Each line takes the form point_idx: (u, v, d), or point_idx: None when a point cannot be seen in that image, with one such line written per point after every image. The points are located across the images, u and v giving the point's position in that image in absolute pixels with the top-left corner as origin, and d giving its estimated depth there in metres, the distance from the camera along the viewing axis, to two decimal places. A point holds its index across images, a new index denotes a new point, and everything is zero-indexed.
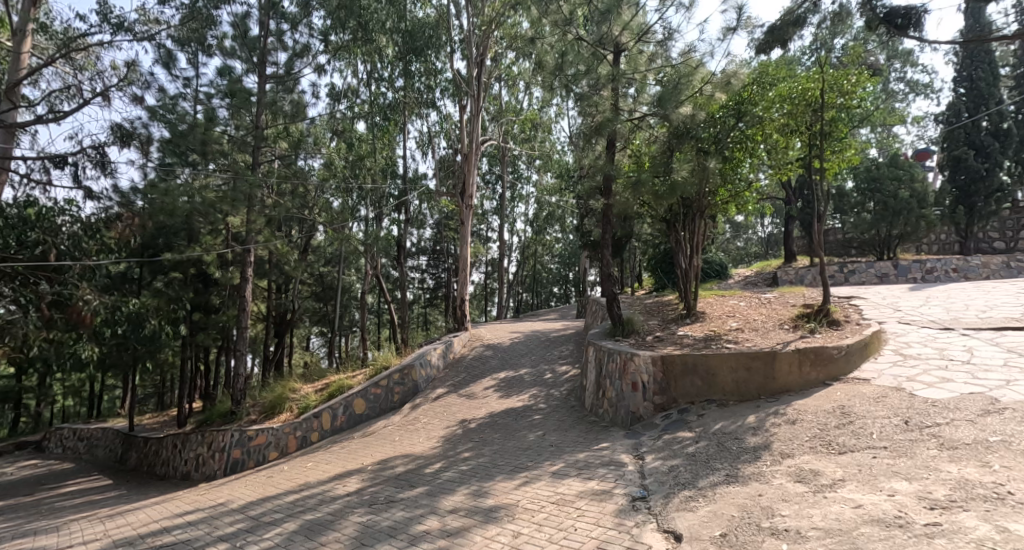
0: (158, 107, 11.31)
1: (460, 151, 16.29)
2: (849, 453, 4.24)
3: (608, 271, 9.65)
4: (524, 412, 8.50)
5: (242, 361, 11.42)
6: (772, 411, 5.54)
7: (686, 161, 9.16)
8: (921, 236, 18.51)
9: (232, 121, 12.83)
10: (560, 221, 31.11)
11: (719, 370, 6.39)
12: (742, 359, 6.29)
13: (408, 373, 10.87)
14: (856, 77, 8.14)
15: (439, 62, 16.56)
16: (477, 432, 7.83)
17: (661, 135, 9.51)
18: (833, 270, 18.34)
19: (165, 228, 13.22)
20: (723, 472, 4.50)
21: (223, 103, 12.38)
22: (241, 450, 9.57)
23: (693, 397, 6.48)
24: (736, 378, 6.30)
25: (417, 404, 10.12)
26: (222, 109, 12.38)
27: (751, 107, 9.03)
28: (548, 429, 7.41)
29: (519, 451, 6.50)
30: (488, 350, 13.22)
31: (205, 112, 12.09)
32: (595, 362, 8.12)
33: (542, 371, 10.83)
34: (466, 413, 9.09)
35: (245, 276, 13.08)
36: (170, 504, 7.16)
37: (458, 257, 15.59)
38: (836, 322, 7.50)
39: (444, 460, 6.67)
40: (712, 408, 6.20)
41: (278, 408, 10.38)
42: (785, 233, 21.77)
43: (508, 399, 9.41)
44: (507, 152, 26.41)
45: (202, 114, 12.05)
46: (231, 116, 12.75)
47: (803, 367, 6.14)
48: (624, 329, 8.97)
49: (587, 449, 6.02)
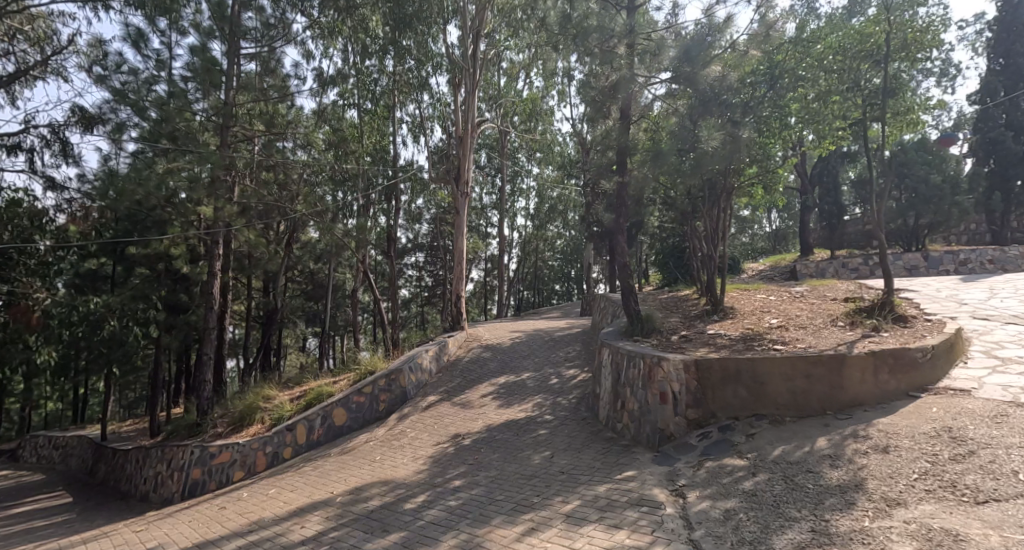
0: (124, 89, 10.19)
1: (456, 134, 15.07)
2: (994, 504, 3.02)
3: (622, 260, 8.36)
4: (528, 426, 7.25)
5: (211, 366, 10.18)
6: (851, 433, 4.29)
7: (716, 129, 7.99)
8: (952, 225, 17.28)
9: (205, 102, 11.02)
10: (563, 215, 29.81)
11: (770, 378, 5.13)
12: (799, 364, 5.05)
13: (396, 379, 9.60)
14: (928, 23, 6.95)
15: (435, 41, 15.29)
16: (472, 452, 6.60)
17: (683, 107, 8.37)
18: (858, 263, 17.28)
19: (134, 220, 11.92)
20: (807, 526, 3.25)
21: (190, 83, 10.68)
22: (202, 469, 8.34)
23: (736, 412, 5.22)
24: (792, 389, 5.05)
25: (405, 414, 8.88)
26: (190, 88, 10.60)
27: (786, 69, 8.31)
28: (557, 448, 6.16)
29: (521, 481, 5.24)
30: (487, 351, 11.96)
31: (175, 95, 10.33)
32: (611, 367, 6.85)
33: (547, 376, 9.56)
34: (459, 427, 7.84)
35: (214, 272, 11.57)
36: (104, 543, 5.95)
37: (457, 251, 14.02)
38: (903, 318, 6.23)
39: (431, 490, 5.44)
40: (765, 426, 4.93)
41: (247, 420, 9.15)
42: (802, 223, 20.53)
43: (509, 409, 8.14)
44: (506, 141, 25.12)
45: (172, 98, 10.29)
46: (202, 95, 10.92)
47: (878, 374, 4.90)
48: (642, 328, 7.70)
49: (608, 481, 4.78)
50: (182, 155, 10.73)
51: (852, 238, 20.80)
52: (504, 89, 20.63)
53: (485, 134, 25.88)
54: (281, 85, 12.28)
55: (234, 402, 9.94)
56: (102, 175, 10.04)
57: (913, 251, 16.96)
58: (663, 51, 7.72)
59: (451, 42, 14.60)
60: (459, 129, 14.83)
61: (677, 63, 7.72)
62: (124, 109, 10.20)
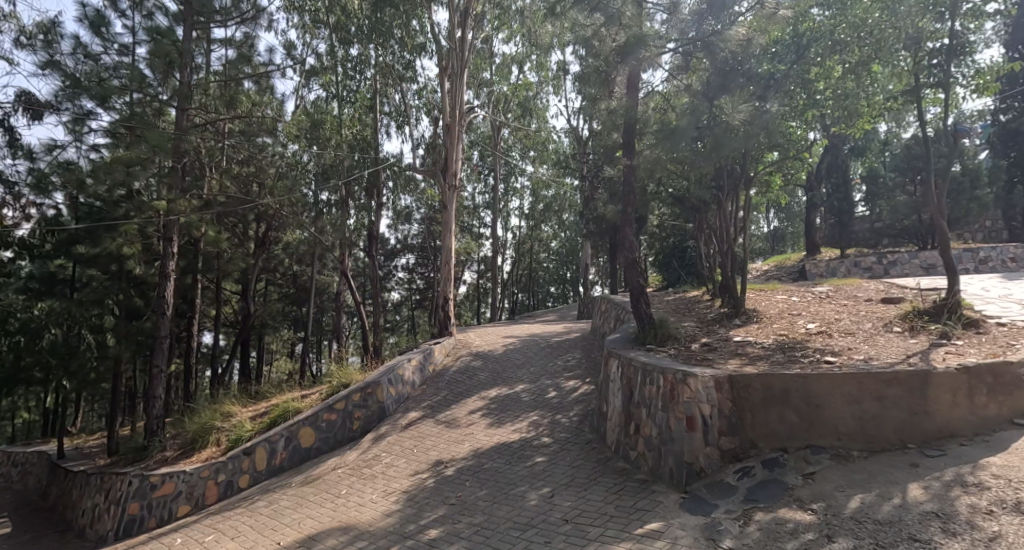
0: (72, 75, 8.70)
1: (442, 123, 13.90)
2: None
3: (632, 255, 7.25)
4: (524, 451, 6.17)
5: (162, 380, 8.93)
6: (955, 480, 3.23)
7: (740, 103, 7.07)
8: (970, 222, 16.30)
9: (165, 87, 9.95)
10: (559, 214, 28.76)
11: (828, 400, 4.06)
12: (869, 383, 3.96)
13: (373, 394, 8.38)
14: None
15: (421, 24, 14.18)
16: (455, 487, 5.51)
17: (696, 83, 7.49)
18: (872, 261, 16.26)
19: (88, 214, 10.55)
20: None
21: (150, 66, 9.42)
22: (140, 504, 7.24)
23: (785, 442, 4.16)
24: (858, 414, 3.97)
25: (382, 433, 7.74)
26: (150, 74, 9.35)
27: (816, 39, 7.21)
28: (558, 484, 5.09)
29: (514, 535, 4.16)
30: (477, 359, 10.83)
31: (129, 75, 9.05)
32: (622, 384, 5.73)
33: (543, 389, 8.42)
34: (442, 451, 6.72)
35: (165, 272, 9.51)
36: None
37: (443, 250, 12.87)
38: (976, 322, 5.12)
39: (403, 543, 4.37)
40: (827, 464, 3.83)
41: (199, 443, 8.03)
42: (809, 221, 19.52)
43: (500, 429, 7.03)
44: (499, 138, 24.08)
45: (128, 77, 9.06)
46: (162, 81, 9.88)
47: (970, 396, 3.85)
48: (656, 335, 6.58)
49: (626, 538, 3.71)
50: (121, 132, 8.90)
51: (860, 236, 19.84)
52: (497, 81, 19.55)
53: (479, 130, 24.84)
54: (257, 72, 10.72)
55: (189, 420, 8.81)
56: (53, 168, 8.91)
57: (929, 249, 15.99)
58: (677, 9, 6.90)
59: (437, 25, 13.49)
60: (446, 116, 13.62)
61: (697, 21, 6.90)
62: (81, 99, 8.81)
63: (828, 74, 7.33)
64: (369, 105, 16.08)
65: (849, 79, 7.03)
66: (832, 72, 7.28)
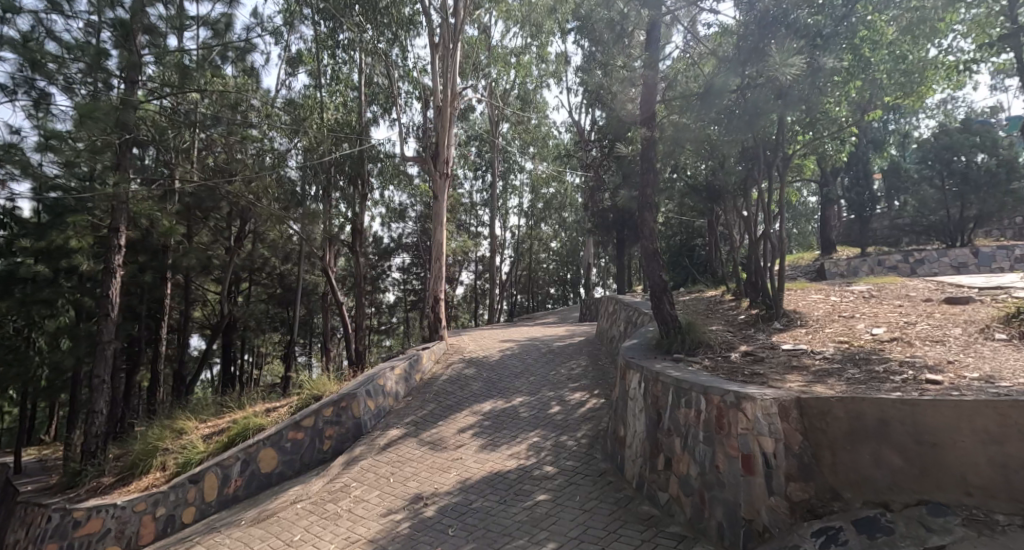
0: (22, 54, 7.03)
1: (432, 105, 12.65)
2: None
3: (652, 246, 6.04)
4: (522, 486, 4.99)
5: (105, 393, 7.83)
6: None
7: (796, 50, 5.94)
8: (1005, 216, 15.00)
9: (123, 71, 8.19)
10: (560, 212, 27.53)
11: (950, 437, 2.90)
12: (1014, 414, 2.77)
13: (348, 408, 7.05)
14: None
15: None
16: (434, 538, 4.35)
17: (726, 46, 6.64)
18: (897, 259, 15.04)
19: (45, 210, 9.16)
20: None
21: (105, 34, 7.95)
22: (60, 543, 6.32)
23: (886, 494, 2.99)
24: (998, 458, 2.77)
25: (355, 457, 6.50)
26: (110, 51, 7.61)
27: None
28: (565, 539, 3.93)
29: None
30: (470, 366, 9.62)
31: (93, 52, 7.43)
32: (648, 403, 4.54)
33: (545, 402, 7.22)
34: (423, 483, 5.52)
35: (110, 268, 8.23)
36: None
37: (433, 243, 11.66)
38: None
39: None
40: (959, 534, 2.66)
41: (139, 468, 6.92)
42: (826, 217, 18.27)
43: (494, 455, 5.83)
44: (497, 133, 22.91)
45: (92, 54, 7.43)
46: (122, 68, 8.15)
47: None
48: (684, 341, 5.39)
49: None
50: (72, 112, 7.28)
51: (880, 234, 18.59)
52: (494, 69, 18.34)
53: (476, 125, 23.65)
54: (234, 54, 9.01)
55: (135, 440, 7.70)
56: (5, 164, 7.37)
57: (960, 246, 14.74)
58: None
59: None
60: (436, 98, 12.43)
61: None
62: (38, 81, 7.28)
63: (878, 40, 6.35)
64: (357, 91, 15.00)
65: (904, 39, 6.32)
66: (883, 36, 6.30)
